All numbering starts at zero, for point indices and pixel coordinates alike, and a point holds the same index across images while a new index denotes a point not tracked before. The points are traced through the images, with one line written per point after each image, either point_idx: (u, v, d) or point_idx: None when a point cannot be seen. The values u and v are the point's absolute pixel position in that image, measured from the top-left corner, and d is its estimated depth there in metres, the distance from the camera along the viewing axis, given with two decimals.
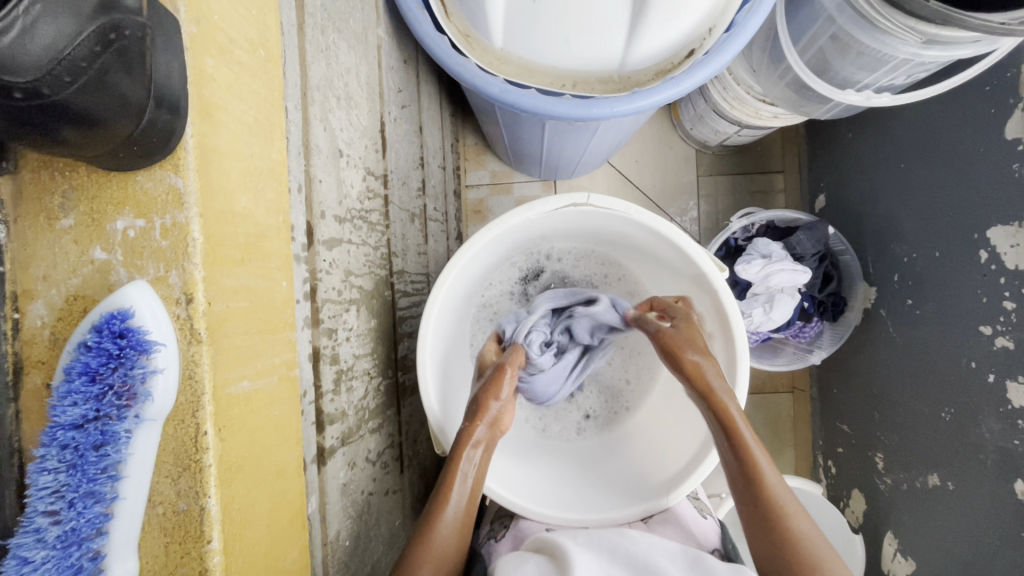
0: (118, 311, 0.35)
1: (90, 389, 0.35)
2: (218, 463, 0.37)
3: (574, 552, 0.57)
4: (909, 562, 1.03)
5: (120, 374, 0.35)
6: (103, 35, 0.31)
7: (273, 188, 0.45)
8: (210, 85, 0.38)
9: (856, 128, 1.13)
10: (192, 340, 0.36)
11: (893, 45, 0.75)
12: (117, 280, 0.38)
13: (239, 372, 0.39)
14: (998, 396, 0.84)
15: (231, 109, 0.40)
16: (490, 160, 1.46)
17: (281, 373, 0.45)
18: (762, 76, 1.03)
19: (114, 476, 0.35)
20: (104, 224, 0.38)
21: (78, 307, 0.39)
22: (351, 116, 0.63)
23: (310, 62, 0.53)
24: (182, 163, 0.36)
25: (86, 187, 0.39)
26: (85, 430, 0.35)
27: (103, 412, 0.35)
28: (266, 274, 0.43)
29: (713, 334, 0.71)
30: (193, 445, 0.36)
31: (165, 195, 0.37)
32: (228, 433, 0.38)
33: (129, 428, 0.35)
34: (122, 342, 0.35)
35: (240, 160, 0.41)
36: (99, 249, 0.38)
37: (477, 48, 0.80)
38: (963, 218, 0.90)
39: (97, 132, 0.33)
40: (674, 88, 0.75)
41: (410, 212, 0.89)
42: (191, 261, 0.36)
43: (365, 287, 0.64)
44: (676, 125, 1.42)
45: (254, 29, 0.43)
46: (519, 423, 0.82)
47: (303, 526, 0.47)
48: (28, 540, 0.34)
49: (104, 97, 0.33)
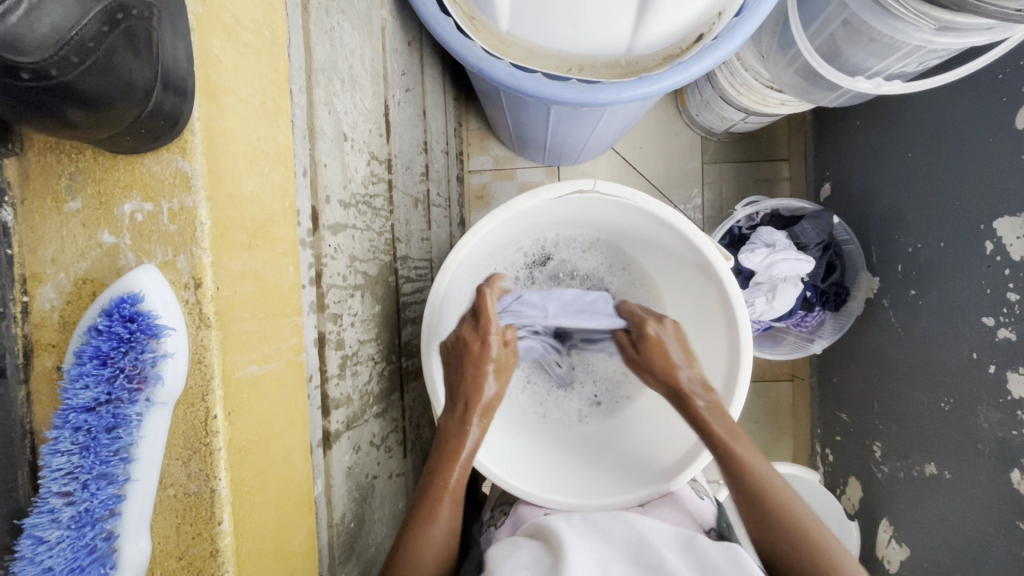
0: (127, 295, 0.35)
1: (101, 372, 0.35)
2: (227, 447, 0.37)
3: (568, 535, 0.58)
4: (902, 548, 1.04)
5: (132, 358, 0.35)
6: (109, 15, 0.31)
7: (279, 173, 0.44)
8: (217, 67, 0.38)
9: (863, 116, 1.12)
10: (201, 325, 0.36)
11: (906, 31, 0.74)
12: (126, 264, 0.38)
13: (247, 357, 0.40)
14: (998, 387, 0.85)
15: (237, 92, 0.40)
16: (493, 146, 1.45)
17: (288, 358, 0.45)
18: (770, 62, 1.02)
19: (126, 458, 0.35)
20: (111, 208, 0.38)
21: (88, 291, 0.39)
22: (355, 99, 0.63)
23: (314, 44, 0.52)
24: (190, 146, 0.36)
25: (93, 170, 0.38)
26: (98, 413, 0.35)
27: (114, 396, 0.35)
28: (273, 259, 0.43)
29: (715, 321, 0.70)
30: (203, 428, 0.37)
31: (172, 178, 0.36)
32: (237, 418, 0.38)
33: (141, 412, 0.35)
34: (132, 327, 0.35)
35: (247, 144, 0.40)
36: (106, 233, 0.38)
37: (482, 31, 0.79)
38: (970, 209, 0.90)
39: (105, 115, 0.33)
40: (683, 73, 0.74)
41: (413, 197, 0.89)
42: (199, 246, 0.36)
43: (369, 273, 0.64)
44: (682, 112, 1.41)
45: (258, 10, 0.42)
46: (520, 408, 0.81)
47: (310, 509, 0.48)
48: (43, 520, 0.35)
49: (111, 80, 0.32)
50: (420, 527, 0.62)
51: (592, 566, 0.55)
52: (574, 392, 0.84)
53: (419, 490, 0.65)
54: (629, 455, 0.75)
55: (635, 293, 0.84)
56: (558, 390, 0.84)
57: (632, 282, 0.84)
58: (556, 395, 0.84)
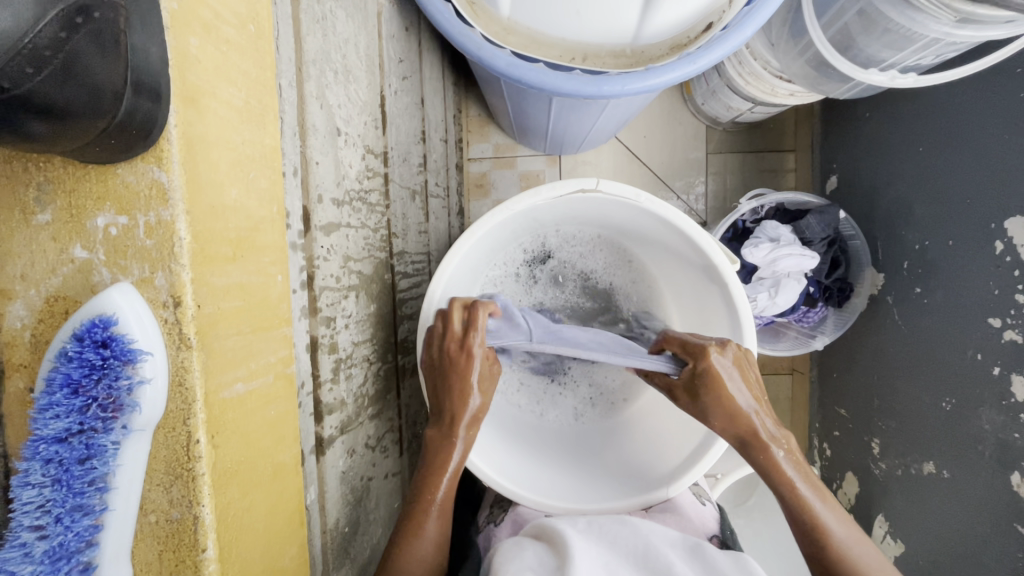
0: (100, 319, 0.34)
1: (72, 402, 0.33)
2: (211, 472, 0.36)
3: (573, 538, 0.57)
4: (897, 544, 1.05)
5: (105, 386, 0.34)
6: (68, 20, 0.29)
7: (266, 177, 0.42)
8: (195, 67, 0.35)
9: (874, 108, 1.09)
10: (181, 345, 0.34)
11: (924, 23, 0.71)
12: (100, 280, 0.36)
13: (232, 375, 0.38)
14: (1002, 389, 0.84)
15: (218, 93, 0.37)
16: (493, 133, 1.42)
17: (277, 371, 0.43)
18: (781, 50, 0.98)
19: (102, 488, 0.34)
20: (83, 221, 0.36)
21: (60, 308, 0.37)
22: (349, 91, 0.60)
23: (305, 34, 0.49)
24: (166, 156, 0.34)
25: (63, 180, 0.36)
26: (70, 445, 0.34)
27: (87, 426, 0.34)
28: (261, 268, 0.41)
29: (719, 325, 0.70)
30: (185, 453, 0.35)
31: (148, 190, 0.34)
32: (221, 440, 0.37)
33: (117, 440, 0.34)
34: (105, 353, 0.33)
35: (230, 149, 0.38)
36: (79, 247, 0.37)
37: (482, 17, 0.76)
38: (981, 206, 0.88)
39: (71, 125, 0.31)
40: (691, 66, 0.71)
41: (410, 190, 0.86)
42: (178, 262, 0.34)
43: (364, 272, 0.62)
44: (687, 99, 1.37)
45: (243, 1, 0.39)
46: (516, 404, 0.81)
47: (302, 521, 0.47)
48: (14, 556, 0.33)
49: (77, 88, 0.30)
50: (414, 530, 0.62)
51: (598, 571, 0.54)
52: (569, 391, 0.84)
53: (412, 493, 0.66)
54: (626, 459, 0.74)
55: (635, 291, 0.83)
56: (554, 388, 0.83)
57: (632, 280, 0.83)
58: (554, 394, 0.83)
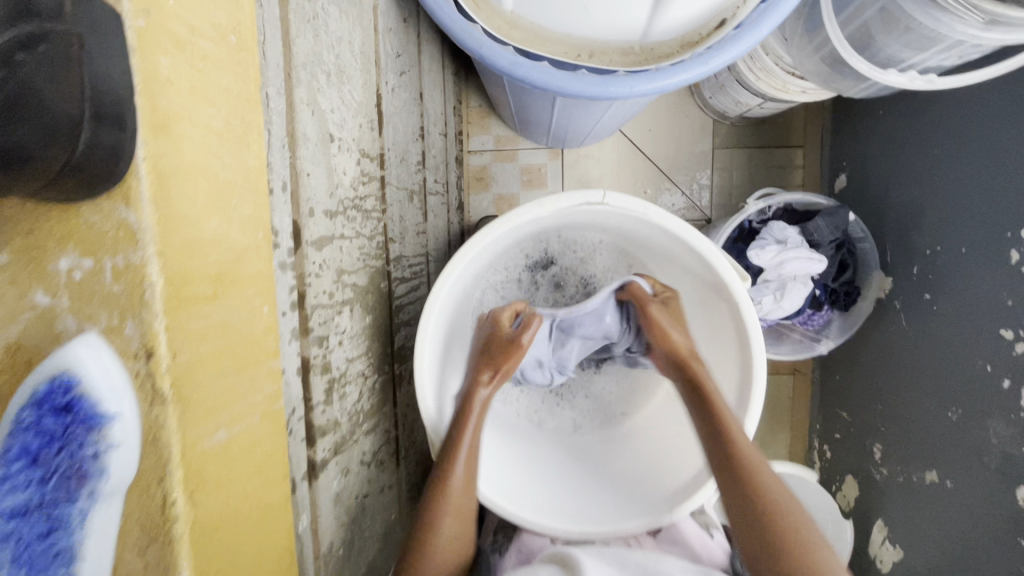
0: (59, 380, 0.30)
1: (32, 472, 0.31)
2: (189, 529, 0.34)
3: (589, 563, 0.56)
4: (896, 550, 1.05)
5: (66, 454, 0.31)
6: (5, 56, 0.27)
7: (250, 203, 0.40)
8: (167, 89, 0.32)
9: (887, 106, 1.05)
10: (155, 401, 0.33)
11: (949, 24, 0.67)
12: (64, 328, 0.33)
13: (213, 423, 0.37)
14: (1010, 402, 0.82)
15: (195, 117, 0.34)
16: (494, 124, 1.38)
17: (263, 410, 0.42)
18: (794, 46, 0.94)
19: (69, 562, 0.31)
20: (44, 262, 0.32)
21: (22, 361, 0.32)
22: (342, 92, 0.57)
23: (295, 35, 0.46)
24: (133, 193, 0.31)
25: (19, 220, 0.33)
26: (31, 518, 0.31)
27: (50, 496, 0.31)
28: (246, 303, 0.39)
29: (728, 343, 0.69)
30: (160, 513, 0.33)
31: (115, 234, 0.32)
32: (201, 494, 0.35)
33: (83, 508, 0.31)
34: (67, 418, 0.31)
35: (209, 177, 0.36)
36: (39, 291, 0.32)
37: (485, 11, 0.72)
38: (996, 214, 0.85)
39: (29, 168, 0.29)
40: (703, 67, 0.67)
41: (408, 190, 0.83)
42: (150, 311, 0.32)
43: (359, 283, 0.59)
44: (695, 92, 1.33)
45: (223, 8, 0.36)
46: (516, 416, 0.80)
47: (292, 556, 0.46)
48: None
49: (29, 125, 0.28)
50: (433, 522, 0.64)
51: None
52: (567, 403, 0.84)
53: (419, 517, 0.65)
54: (626, 473, 0.73)
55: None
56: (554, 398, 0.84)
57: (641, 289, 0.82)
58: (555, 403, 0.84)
